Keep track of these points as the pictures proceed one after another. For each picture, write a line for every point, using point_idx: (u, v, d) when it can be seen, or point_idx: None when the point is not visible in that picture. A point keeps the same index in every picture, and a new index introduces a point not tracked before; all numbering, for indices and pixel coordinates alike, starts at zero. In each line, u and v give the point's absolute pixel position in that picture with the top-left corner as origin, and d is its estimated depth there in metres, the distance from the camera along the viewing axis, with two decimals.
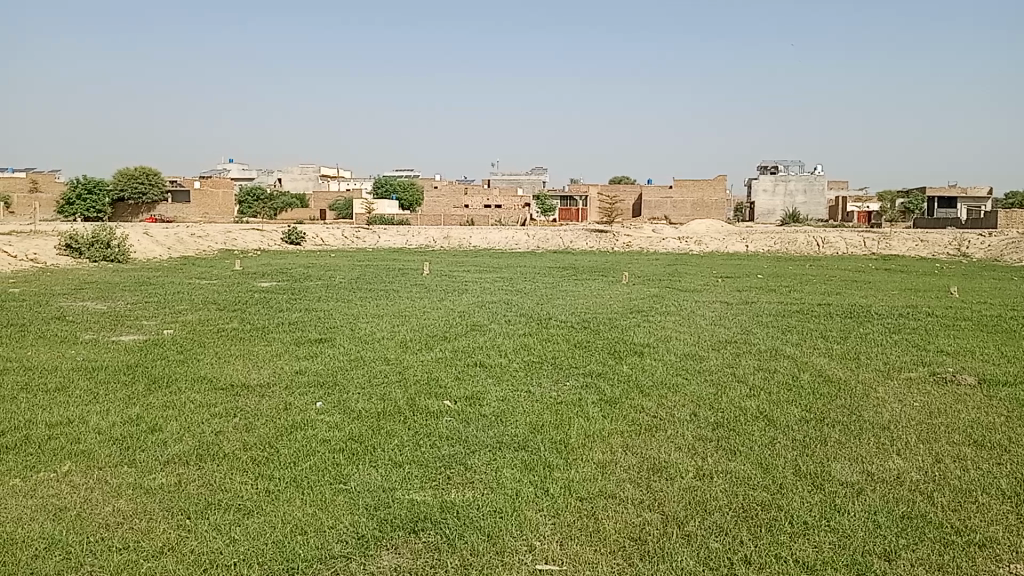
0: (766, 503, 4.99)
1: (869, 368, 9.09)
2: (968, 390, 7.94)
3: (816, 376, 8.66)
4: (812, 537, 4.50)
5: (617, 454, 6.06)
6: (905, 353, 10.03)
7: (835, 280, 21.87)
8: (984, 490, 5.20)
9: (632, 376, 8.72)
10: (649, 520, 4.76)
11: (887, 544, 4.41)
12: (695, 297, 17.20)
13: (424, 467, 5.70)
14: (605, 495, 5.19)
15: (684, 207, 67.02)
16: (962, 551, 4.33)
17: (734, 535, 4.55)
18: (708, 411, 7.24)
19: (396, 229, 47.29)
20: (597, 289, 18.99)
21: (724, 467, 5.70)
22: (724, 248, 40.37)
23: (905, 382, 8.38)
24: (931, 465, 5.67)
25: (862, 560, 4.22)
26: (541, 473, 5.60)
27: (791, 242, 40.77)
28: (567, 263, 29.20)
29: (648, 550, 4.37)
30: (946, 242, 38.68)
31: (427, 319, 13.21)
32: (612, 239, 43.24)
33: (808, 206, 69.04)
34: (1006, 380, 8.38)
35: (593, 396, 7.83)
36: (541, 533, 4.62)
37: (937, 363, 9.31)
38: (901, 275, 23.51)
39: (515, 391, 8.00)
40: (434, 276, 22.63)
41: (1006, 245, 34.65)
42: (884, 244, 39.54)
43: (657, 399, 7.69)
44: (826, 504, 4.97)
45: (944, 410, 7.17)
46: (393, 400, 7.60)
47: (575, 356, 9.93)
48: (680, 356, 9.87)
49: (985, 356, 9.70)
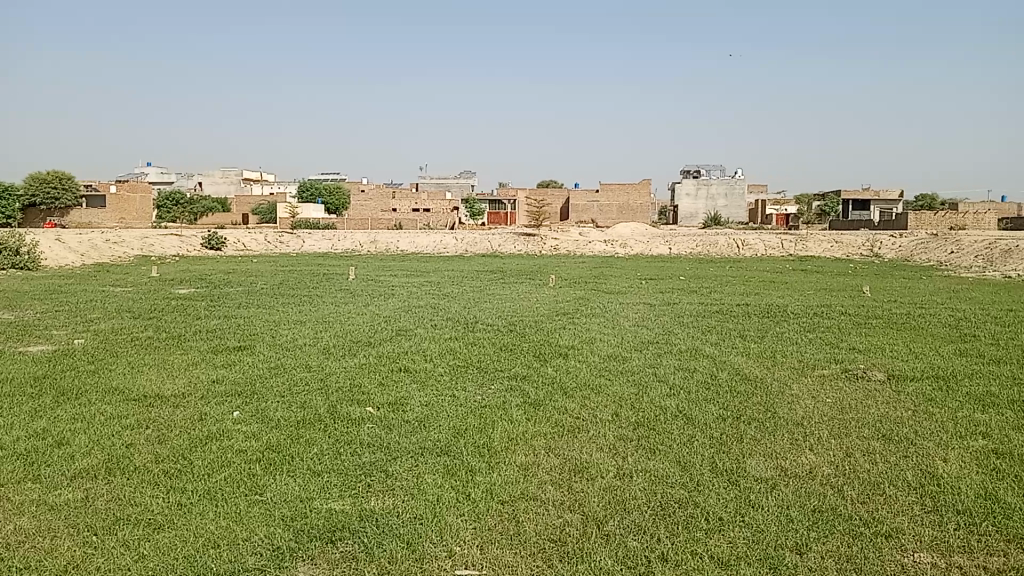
0: (684, 500, 5.07)
1: (785, 366, 9.35)
2: (878, 386, 8.23)
3: (733, 375, 8.86)
4: (727, 533, 4.57)
5: (539, 456, 6.07)
6: (819, 351, 10.34)
7: (753, 281, 22.33)
8: (890, 482, 5.38)
9: (556, 378, 8.77)
10: (570, 521, 4.78)
11: (798, 537, 4.51)
12: (619, 299, 17.40)
13: (342, 476, 5.60)
14: (526, 498, 5.19)
15: (610, 211, 67.91)
16: (870, 543, 4.47)
17: (652, 533, 4.60)
18: (630, 411, 7.33)
19: (321, 234, 46.56)
20: (524, 292, 19.03)
21: (644, 466, 5.76)
22: (649, 251, 41.01)
23: (819, 379, 8.65)
24: (841, 460, 5.85)
25: (774, 555, 4.29)
26: (463, 478, 5.56)
27: (713, 244, 41.76)
28: (495, 267, 29.14)
29: (567, 551, 4.39)
30: (859, 243, 40.09)
31: (351, 325, 12.96)
32: (539, 243, 43.49)
33: (729, 209, 70.79)
34: (913, 375, 8.70)
35: (516, 398, 7.83)
36: (461, 538, 4.59)
37: (848, 360, 9.64)
38: (815, 275, 24.28)
39: (439, 396, 7.93)
40: (360, 280, 22.38)
41: (915, 247, 36.11)
42: (801, 245, 40.83)
43: (581, 400, 7.75)
44: (741, 499, 5.07)
45: (854, 406, 7.42)
46: (313, 408, 7.46)
47: (500, 359, 9.94)
48: (604, 357, 9.98)
49: (894, 353, 10.08)
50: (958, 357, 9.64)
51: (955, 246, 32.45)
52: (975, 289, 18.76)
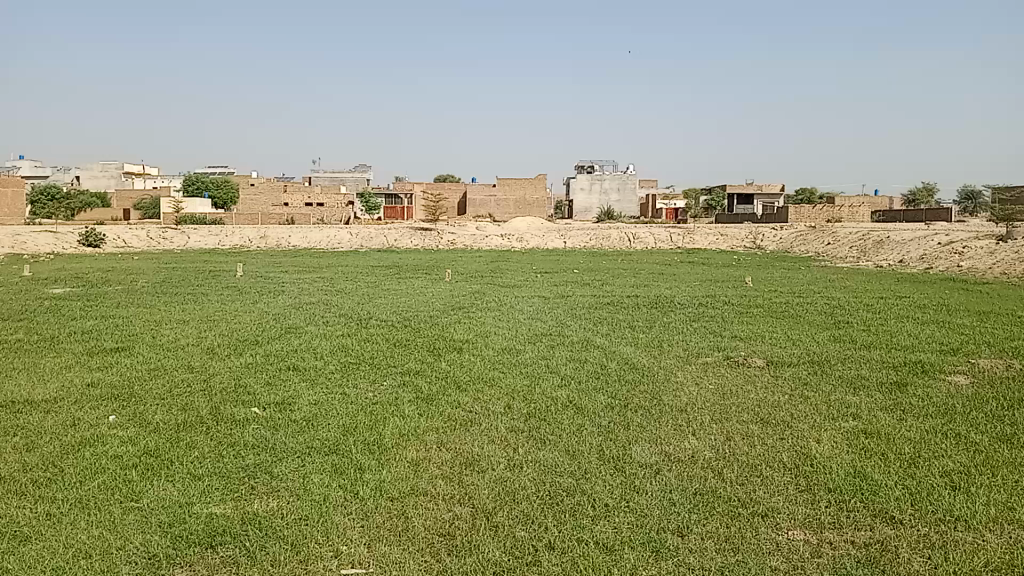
0: (571, 489, 5.15)
1: (671, 354, 9.63)
2: (757, 372, 8.58)
3: (622, 364, 9.06)
4: (612, 518, 4.66)
5: (430, 451, 6.05)
6: (703, 339, 10.69)
7: (643, 274, 22.88)
8: (768, 463, 5.59)
9: (449, 372, 8.75)
10: (459, 515, 4.78)
11: (681, 519, 4.62)
12: (513, 292, 17.51)
13: (225, 479, 5.43)
14: (415, 494, 5.16)
15: (507, 205, 68.32)
16: (747, 520, 4.61)
17: (540, 522, 4.64)
18: (521, 402, 7.39)
19: (208, 230, 44.97)
20: (419, 287, 18.91)
21: (534, 456, 5.82)
22: (544, 245, 41.46)
23: (703, 366, 8.94)
24: (722, 444, 6.06)
25: (657, 537, 4.39)
26: (351, 476, 5.48)
27: (606, 238, 42.60)
28: (390, 261, 28.85)
29: (455, 545, 4.39)
30: (743, 236, 41.69)
31: (238, 324, 12.57)
32: (435, 237, 43.32)
33: (622, 203, 72.36)
34: (789, 360, 9.11)
35: (408, 394, 7.78)
36: (348, 537, 4.52)
37: (731, 348, 10.01)
38: (702, 267, 25.12)
39: (329, 394, 7.79)
40: (249, 277, 21.74)
41: (795, 239, 37.84)
42: (689, 238, 42.16)
43: (473, 394, 7.76)
44: (626, 485, 5.20)
45: (735, 391, 7.72)
46: (195, 410, 7.20)
47: (393, 355, 9.85)
48: (498, 350, 10.04)
49: (773, 340, 10.53)
50: (832, 343, 10.15)
51: (831, 238, 34.18)
52: (848, 279, 19.76)
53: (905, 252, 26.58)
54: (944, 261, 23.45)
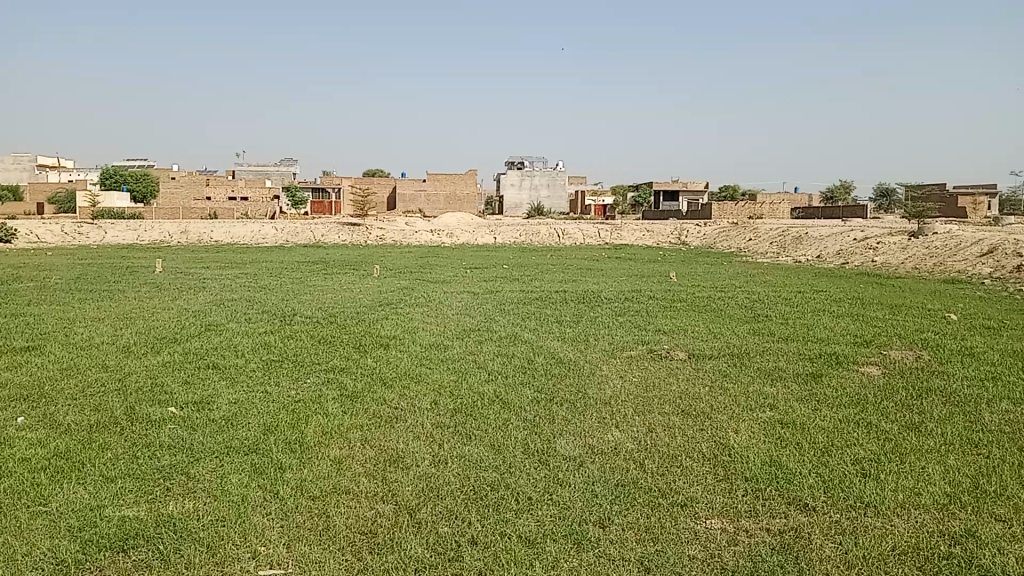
0: (495, 483, 5.15)
1: (597, 348, 9.74)
2: (680, 364, 8.74)
3: (549, 358, 9.12)
4: (535, 512, 4.68)
5: (353, 448, 5.97)
6: (628, 333, 10.83)
7: (572, 269, 23.09)
8: (688, 454, 5.69)
9: (374, 368, 8.66)
10: (381, 512, 4.74)
11: (602, 511, 4.66)
12: (441, 288, 17.43)
13: (140, 480, 5.26)
14: (337, 492, 5.09)
15: (436, 200, 68.04)
16: (667, 510, 4.68)
17: (463, 518, 4.63)
18: (447, 398, 7.36)
19: (127, 224, 43.51)
20: (346, 283, 18.68)
21: (458, 452, 5.81)
22: (474, 241, 41.44)
23: (627, 359, 9.06)
24: (644, 436, 6.15)
25: (578, 529, 4.42)
26: (272, 475, 5.38)
27: (535, 233, 42.83)
28: (317, 257, 28.39)
29: (376, 542, 4.35)
30: (669, 232, 42.47)
31: (157, 321, 12.19)
32: (364, 232, 42.85)
33: (551, 199, 72.85)
34: (711, 353, 9.31)
35: (333, 391, 7.67)
36: (267, 537, 4.43)
37: (655, 341, 10.18)
38: (628, 262, 25.46)
39: (250, 392, 7.63)
40: (169, 273, 21.12)
41: (719, 235, 38.71)
42: (617, 234, 42.72)
43: (398, 390, 7.70)
44: (550, 479, 5.22)
45: (658, 384, 7.84)
46: (110, 410, 6.95)
47: (318, 351, 9.70)
48: (425, 346, 9.99)
49: (695, 333, 10.75)
50: (752, 336, 10.41)
51: (753, 234, 35.08)
52: (768, 273, 20.31)
53: (823, 248, 27.45)
54: (859, 257, 24.30)
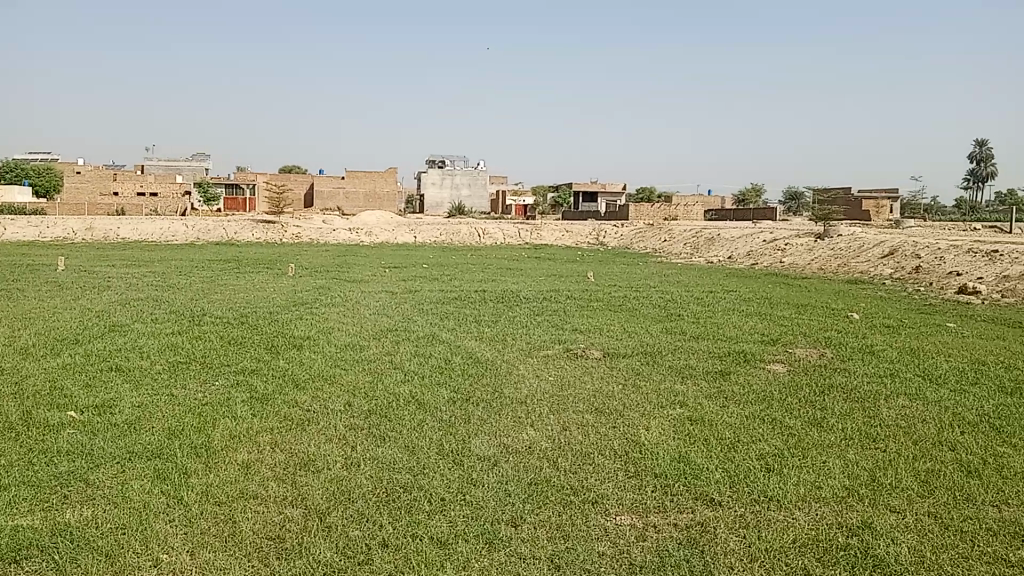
0: (408, 485, 5.11)
1: (514, 348, 9.78)
2: (595, 363, 8.85)
3: (465, 358, 9.11)
4: (448, 512, 4.66)
5: (263, 452, 5.84)
6: (545, 333, 10.91)
7: (491, 268, 23.14)
8: (600, 452, 5.76)
9: (287, 370, 8.49)
10: (290, 517, 4.64)
11: (515, 510, 4.67)
12: (359, 287, 17.22)
13: (34, 488, 5.02)
14: (245, 497, 4.96)
15: (355, 198, 67.23)
16: (578, 508, 4.72)
17: (374, 520, 4.57)
18: (361, 399, 7.27)
19: (26, 220, 41.52)
20: (261, 282, 18.26)
21: (371, 454, 5.74)
22: (393, 240, 41.10)
23: (543, 359, 9.13)
24: (558, 434, 6.20)
25: (490, 529, 4.42)
26: (176, 480, 5.21)
27: (455, 233, 42.76)
28: (230, 255, 27.69)
29: (285, 547, 4.26)
30: (588, 233, 43.01)
31: (57, 322, 11.66)
32: (279, 230, 41.99)
33: (471, 198, 72.85)
34: (625, 352, 9.46)
35: (243, 394, 7.48)
36: (170, 545, 4.29)
37: (571, 340, 10.28)
38: (547, 262, 25.66)
39: (156, 395, 7.37)
40: (71, 272, 20.25)
41: (636, 235, 39.41)
42: (536, 234, 43.03)
43: (311, 392, 7.57)
44: (463, 479, 5.21)
45: (573, 382, 7.92)
46: (3, 415, 6.62)
47: (228, 353, 9.45)
48: (340, 347, 9.85)
49: (611, 332, 10.90)
50: (665, 334, 10.62)
51: (668, 235, 35.84)
52: (682, 274, 20.77)
53: (735, 249, 28.23)
54: (769, 258, 25.07)
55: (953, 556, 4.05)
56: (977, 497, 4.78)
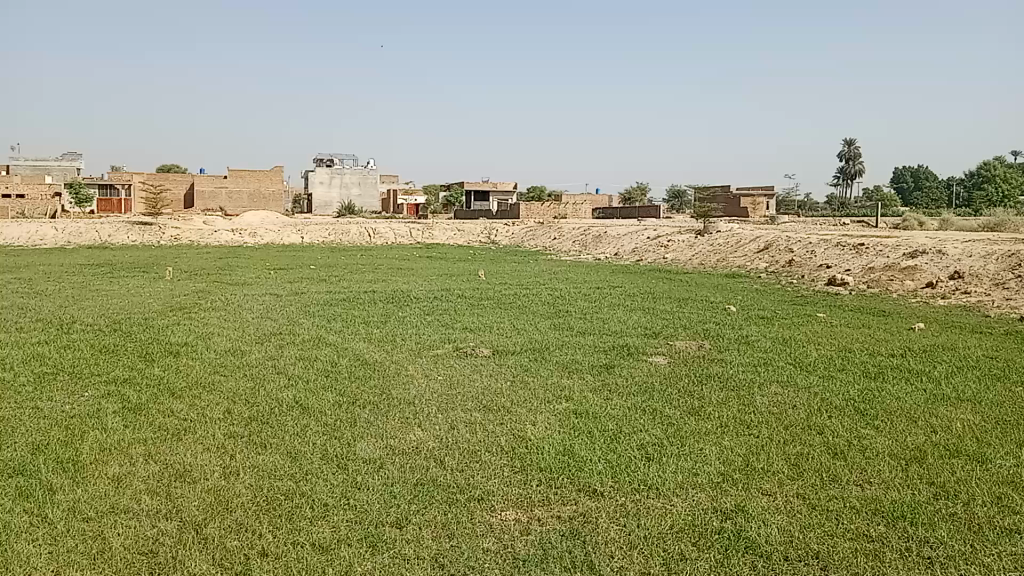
0: (290, 492, 4.98)
1: (403, 348, 9.69)
2: (484, 361, 8.88)
3: (352, 360, 8.97)
4: (332, 517, 4.57)
5: (136, 465, 5.58)
6: (435, 332, 10.86)
7: (381, 268, 22.89)
8: (486, 449, 5.77)
9: (163, 378, 8.14)
10: (165, 530, 4.45)
11: (400, 512, 4.62)
12: (243, 290, 16.68)
13: None
14: (116, 512, 4.73)
15: (239, 198, 65.22)
16: (464, 506, 4.70)
17: (254, 529, 4.44)
18: (242, 406, 7.04)
19: None
20: (137, 287, 17.45)
21: (252, 462, 5.57)
22: (280, 241, 40.08)
23: (432, 358, 9.09)
24: (445, 433, 6.18)
25: (374, 532, 4.35)
26: (40, 498, 4.91)
27: (345, 233, 42.09)
28: (103, 260, 26.31)
29: (158, 562, 4.09)
30: (479, 232, 43.18)
31: None
32: (158, 232, 40.28)
33: (362, 198, 71.90)
34: (514, 349, 9.52)
35: (115, 405, 7.12)
36: (32, 566, 4.04)
37: (461, 339, 10.28)
38: (438, 261, 25.60)
39: (18, 410, 6.93)
40: None
41: (527, 234, 39.82)
42: (427, 233, 42.85)
43: (189, 400, 7.28)
44: (347, 483, 5.12)
45: (462, 381, 7.92)
46: None
47: (99, 362, 8.97)
48: (220, 352, 9.52)
49: (500, 330, 10.96)
50: (554, 330, 10.77)
51: (558, 233, 36.36)
52: (571, 271, 21.09)
53: (622, 246, 28.89)
54: (654, 254, 25.78)
55: (820, 534, 4.26)
56: (842, 478, 5.04)
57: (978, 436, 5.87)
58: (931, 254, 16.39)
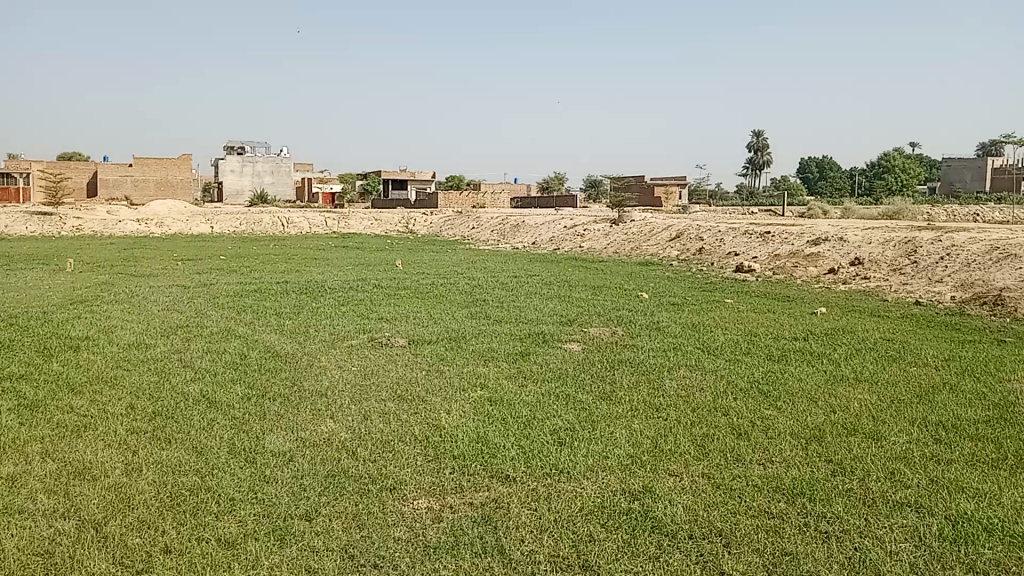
0: (196, 487, 4.86)
1: (316, 339, 9.54)
2: (399, 351, 8.83)
3: (263, 352, 8.79)
4: (239, 511, 4.47)
5: (32, 463, 5.34)
6: (349, 323, 10.73)
7: (295, 259, 22.45)
8: (399, 438, 5.74)
9: (62, 374, 7.81)
10: (62, 530, 4.29)
11: (310, 504, 4.56)
12: (148, 282, 16.12)
13: None
14: (10, 513, 4.52)
15: (145, 187, 62.95)
16: (375, 496, 4.67)
17: (157, 526, 4.32)
18: (146, 401, 6.82)
19: None
20: (33, 279, 16.66)
21: (156, 457, 5.41)
22: (189, 231, 38.87)
23: (346, 349, 8.98)
24: (358, 424, 6.12)
25: (283, 525, 4.28)
26: None
27: (257, 223, 41.12)
28: None
29: (54, 563, 3.93)
30: (396, 222, 42.80)
31: None
32: (58, 223, 38.53)
33: (275, 186, 70.35)
34: (430, 338, 9.49)
35: (9, 402, 6.80)
36: None
37: (376, 329, 10.18)
38: (354, 251, 25.27)
39: None
40: None
41: (445, 224, 39.69)
42: (343, 223, 42.24)
43: (90, 396, 7.01)
44: (256, 476, 5.02)
45: (376, 371, 7.85)
46: None
47: None
48: (124, 346, 9.18)
49: (415, 319, 10.91)
50: (470, 319, 10.77)
51: (476, 223, 36.36)
52: (488, 260, 21.12)
53: (539, 235, 29.06)
54: (571, 242, 26.02)
55: (724, 512, 4.39)
56: (746, 457, 5.21)
57: (873, 414, 6.14)
58: (833, 242, 17.04)
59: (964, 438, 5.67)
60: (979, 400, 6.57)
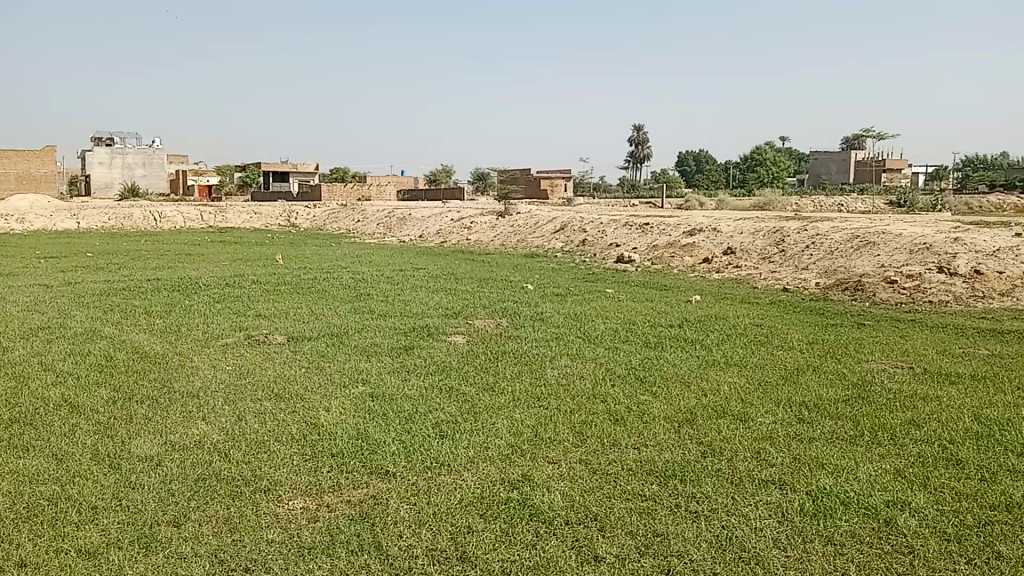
0: (54, 496, 4.60)
1: (189, 338, 9.20)
2: (278, 348, 8.62)
3: (132, 353, 8.40)
4: (102, 520, 4.28)
5: None
6: (225, 320, 10.39)
7: (170, 255, 21.55)
8: (275, 438, 5.61)
9: None
10: None
11: (179, 509, 4.40)
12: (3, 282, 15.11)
13: None
14: None
15: (4, 180, 58.99)
16: (248, 499, 4.56)
17: (11, 540, 4.08)
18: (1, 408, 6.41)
19: None
20: None
21: (10, 467, 5.09)
22: (52, 227, 36.66)
23: (222, 348, 8.71)
24: (231, 425, 5.94)
25: (149, 533, 4.12)
26: None
27: (128, 218, 39.21)
28: None
29: None
30: (277, 215, 41.70)
31: None
32: None
33: (148, 179, 67.27)
34: (310, 334, 9.30)
35: None
36: None
37: (253, 327, 9.90)
38: (231, 246, 24.48)
39: None
40: None
41: (329, 217, 38.95)
42: (221, 217, 40.82)
43: None
44: (121, 483, 4.81)
45: (253, 370, 7.64)
46: None
47: None
48: None
49: (294, 315, 10.68)
50: (351, 314, 10.63)
51: (361, 216, 35.85)
52: (373, 254, 20.87)
53: (425, 228, 28.94)
54: (457, 235, 26.03)
55: (599, 497, 4.50)
56: (621, 443, 5.36)
57: (742, 397, 6.42)
58: (709, 232, 17.70)
59: (824, 416, 6.00)
60: (839, 380, 6.98)
